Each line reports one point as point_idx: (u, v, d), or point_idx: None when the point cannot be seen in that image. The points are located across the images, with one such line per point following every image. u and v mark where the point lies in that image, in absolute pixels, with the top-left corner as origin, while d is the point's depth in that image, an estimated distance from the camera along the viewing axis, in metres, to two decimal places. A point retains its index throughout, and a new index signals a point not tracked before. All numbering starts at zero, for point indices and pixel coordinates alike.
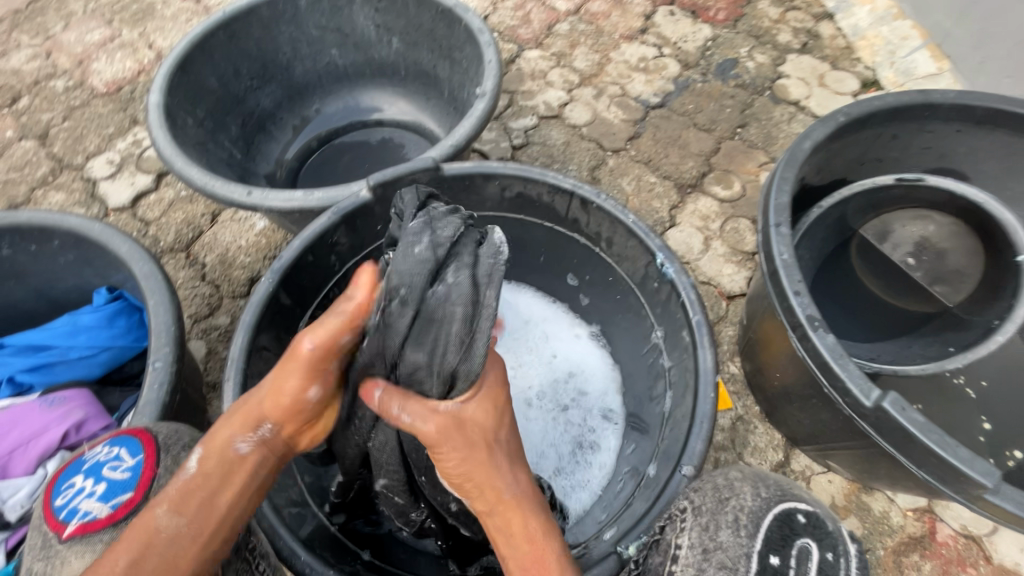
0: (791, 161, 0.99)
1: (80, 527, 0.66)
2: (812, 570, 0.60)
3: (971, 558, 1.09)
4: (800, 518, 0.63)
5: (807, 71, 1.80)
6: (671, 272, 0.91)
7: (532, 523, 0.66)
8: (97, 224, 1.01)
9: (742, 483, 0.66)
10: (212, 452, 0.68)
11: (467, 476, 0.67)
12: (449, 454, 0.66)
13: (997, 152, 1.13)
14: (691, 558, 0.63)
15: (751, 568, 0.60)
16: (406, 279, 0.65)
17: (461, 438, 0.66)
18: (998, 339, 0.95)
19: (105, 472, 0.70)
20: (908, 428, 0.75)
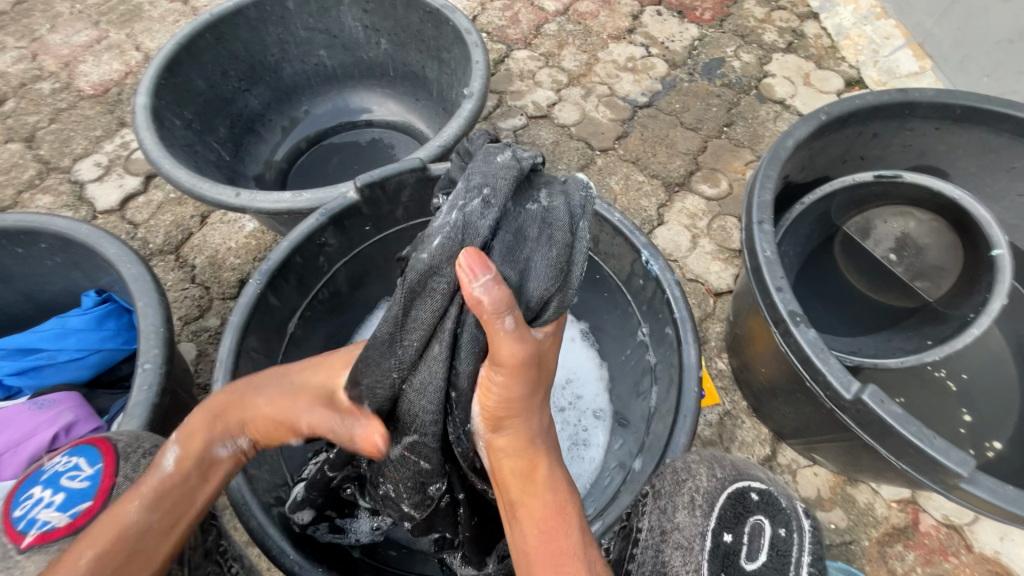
0: (774, 160, 1.01)
1: (39, 537, 0.66)
2: (765, 546, 0.60)
3: (952, 547, 1.11)
4: (752, 496, 0.64)
5: (792, 70, 1.82)
6: (656, 269, 0.93)
7: (559, 473, 0.62)
8: (83, 227, 1.01)
9: (698, 465, 0.69)
10: (192, 461, 0.65)
11: (513, 411, 0.60)
12: (521, 383, 0.57)
13: (975, 149, 1.16)
14: (650, 539, 0.67)
15: (704, 546, 0.62)
16: (493, 180, 0.64)
17: (537, 370, 0.58)
18: (973, 332, 0.97)
19: (62, 481, 0.70)
20: (885, 419, 0.77)
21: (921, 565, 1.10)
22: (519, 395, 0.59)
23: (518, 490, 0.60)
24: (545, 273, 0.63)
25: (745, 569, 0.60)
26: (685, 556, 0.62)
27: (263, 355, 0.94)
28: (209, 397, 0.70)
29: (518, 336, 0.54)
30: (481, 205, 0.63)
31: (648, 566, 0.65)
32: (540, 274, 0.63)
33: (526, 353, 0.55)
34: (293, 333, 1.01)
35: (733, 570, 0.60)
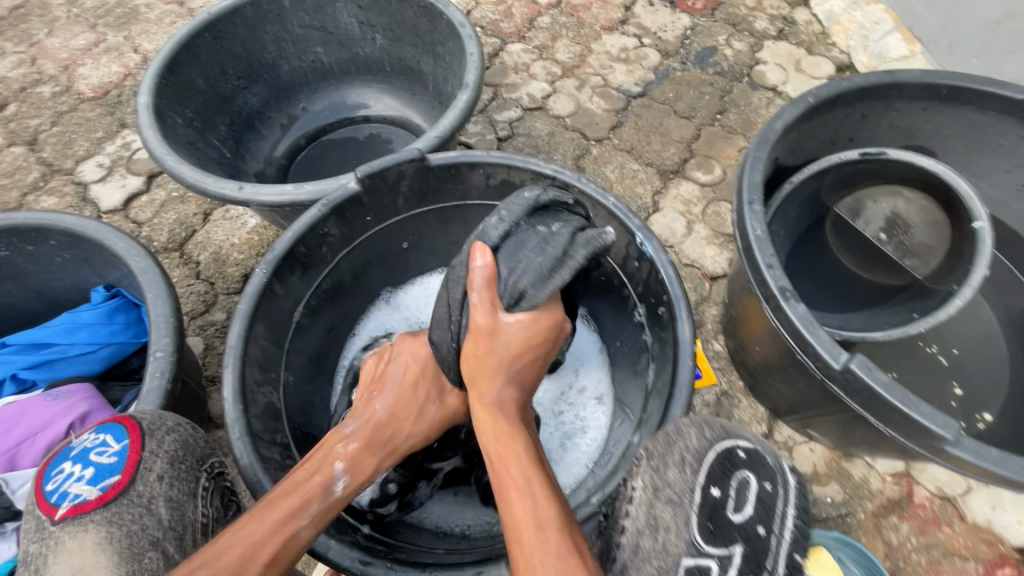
0: (763, 142, 1.03)
1: (72, 509, 0.70)
2: (751, 499, 0.65)
3: (946, 517, 1.14)
4: (740, 454, 0.68)
5: (783, 57, 1.84)
6: (650, 250, 0.95)
7: (505, 424, 0.75)
8: (92, 223, 1.04)
9: (688, 426, 0.71)
10: (358, 479, 0.77)
11: (471, 372, 0.79)
12: (472, 347, 0.78)
13: (962, 129, 1.18)
14: (643, 497, 0.68)
15: (693, 500, 0.65)
16: (510, 205, 0.78)
17: (484, 342, 0.77)
18: (958, 302, 1.01)
19: (92, 457, 0.74)
20: (874, 388, 0.79)
21: (916, 536, 1.13)
22: (479, 359, 0.78)
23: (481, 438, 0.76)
24: (531, 274, 0.76)
25: (732, 520, 0.64)
26: (675, 510, 0.65)
27: (270, 342, 0.97)
28: (360, 425, 0.81)
29: (484, 312, 0.77)
30: (496, 219, 0.77)
31: (641, 521, 0.66)
32: (526, 273, 0.76)
33: (483, 323, 0.77)
34: (299, 321, 1.04)
35: (721, 521, 0.64)
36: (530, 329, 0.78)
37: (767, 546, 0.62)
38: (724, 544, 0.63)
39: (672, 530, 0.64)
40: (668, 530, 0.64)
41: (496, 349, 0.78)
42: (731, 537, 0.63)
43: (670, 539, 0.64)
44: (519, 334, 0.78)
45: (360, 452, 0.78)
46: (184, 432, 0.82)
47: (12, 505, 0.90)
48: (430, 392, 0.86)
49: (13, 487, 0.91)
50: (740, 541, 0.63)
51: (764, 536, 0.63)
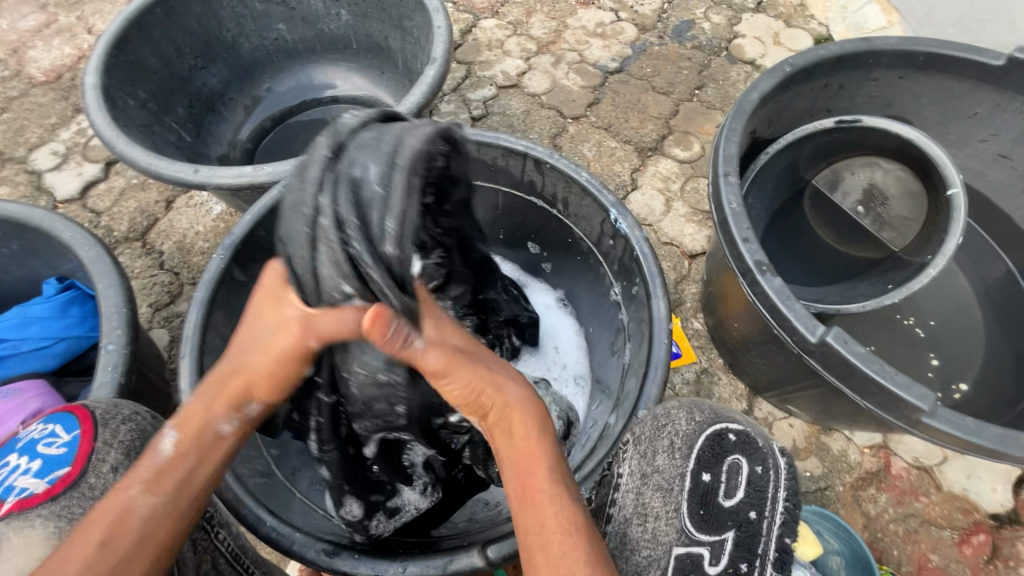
0: (739, 113, 1.00)
1: (17, 504, 0.65)
2: (741, 484, 0.62)
3: (922, 487, 1.15)
4: (730, 437, 0.65)
5: (761, 30, 1.81)
6: (624, 227, 0.92)
7: (532, 424, 0.65)
8: (38, 211, 0.98)
9: (677, 410, 0.68)
10: (189, 434, 0.65)
11: (477, 390, 0.66)
12: (457, 374, 0.65)
13: (939, 97, 1.16)
14: (631, 483, 0.66)
15: (683, 486, 0.63)
16: None
17: (466, 357, 0.66)
18: (930, 273, 1.01)
19: (39, 448, 0.69)
20: (850, 360, 0.78)
21: (893, 506, 1.14)
22: (468, 374, 0.65)
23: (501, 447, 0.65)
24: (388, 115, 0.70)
25: (723, 506, 0.62)
26: (665, 497, 0.64)
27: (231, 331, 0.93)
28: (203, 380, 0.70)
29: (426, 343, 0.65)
30: None
31: (628, 509, 0.65)
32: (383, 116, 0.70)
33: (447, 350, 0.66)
34: None
35: (711, 507, 0.62)
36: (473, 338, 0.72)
37: (759, 531, 0.60)
38: (715, 531, 0.61)
39: (662, 518, 0.63)
40: (657, 517, 0.63)
41: (468, 357, 0.67)
42: (722, 522, 0.61)
43: (660, 526, 0.63)
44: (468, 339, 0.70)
45: (189, 405, 0.68)
46: (143, 420, 0.77)
47: None
48: (264, 314, 0.68)
49: None
50: (731, 528, 0.60)
51: (755, 521, 0.60)
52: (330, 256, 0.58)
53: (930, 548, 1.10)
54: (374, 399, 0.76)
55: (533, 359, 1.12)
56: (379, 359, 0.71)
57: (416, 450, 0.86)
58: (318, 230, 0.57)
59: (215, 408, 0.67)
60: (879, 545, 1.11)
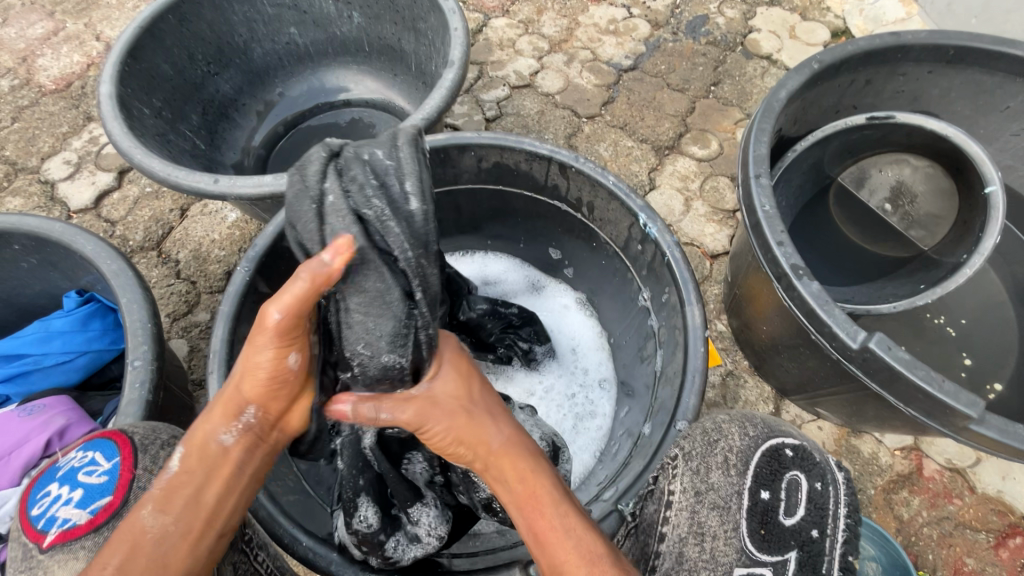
0: (768, 113, 0.98)
1: (60, 535, 0.64)
2: (801, 501, 0.62)
3: (956, 490, 1.13)
4: (787, 452, 0.66)
5: (777, 24, 1.78)
6: (654, 232, 0.90)
7: (522, 465, 0.64)
8: (59, 225, 0.97)
9: (730, 424, 0.68)
10: (194, 447, 0.64)
11: (457, 444, 0.65)
12: (433, 432, 0.64)
13: (969, 91, 1.14)
14: (684, 501, 0.65)
15: (741, 504, 0.64)
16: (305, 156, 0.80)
17: (438, 412, 0.65)
18: (964, 271, 0.98)
19: (80, 477, 0.68)
20: (894, 366, 0.76)
21: (927, 509, 1.12)
22: (445, 425, 0.64)
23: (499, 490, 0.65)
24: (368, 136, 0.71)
25: (784, 525, 0.62)
26: (722, 516, 0.63)
27: None
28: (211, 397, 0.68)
29: (391, 412, 0.65)
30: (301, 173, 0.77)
31: (683, 528, 0.64)
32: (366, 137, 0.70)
33: (419, 409, 0.65)
34: None
35: (772, 526, 0.62)
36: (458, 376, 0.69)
37: (823, 550, 0.59)
38: (778, 550, 0.61)
39: (720, 538, 0.62)
40: (715, 537, 0.63)
41: (447, 406, 0.65)
42: (783, 542, 0.61)
43: (718, 546, 0.62)
44: (447, 380, 0.68)
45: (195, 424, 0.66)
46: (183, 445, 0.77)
47: None
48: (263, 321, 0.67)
49: None
50: (794, 547, 0.60)
51: (818, 540, 0.60)
52: (341, 225, 0.58)
53: (966, 552, 1.08)
54: (377, 382, 0.67)
55: (556, 368, 1.12)
56: (385, 339, 0.63)
57: (416, 466, 0.82)
58: (335, 199, 0.59)
59: (216, 418, 0.64)
60: (913, 550, 1.09)
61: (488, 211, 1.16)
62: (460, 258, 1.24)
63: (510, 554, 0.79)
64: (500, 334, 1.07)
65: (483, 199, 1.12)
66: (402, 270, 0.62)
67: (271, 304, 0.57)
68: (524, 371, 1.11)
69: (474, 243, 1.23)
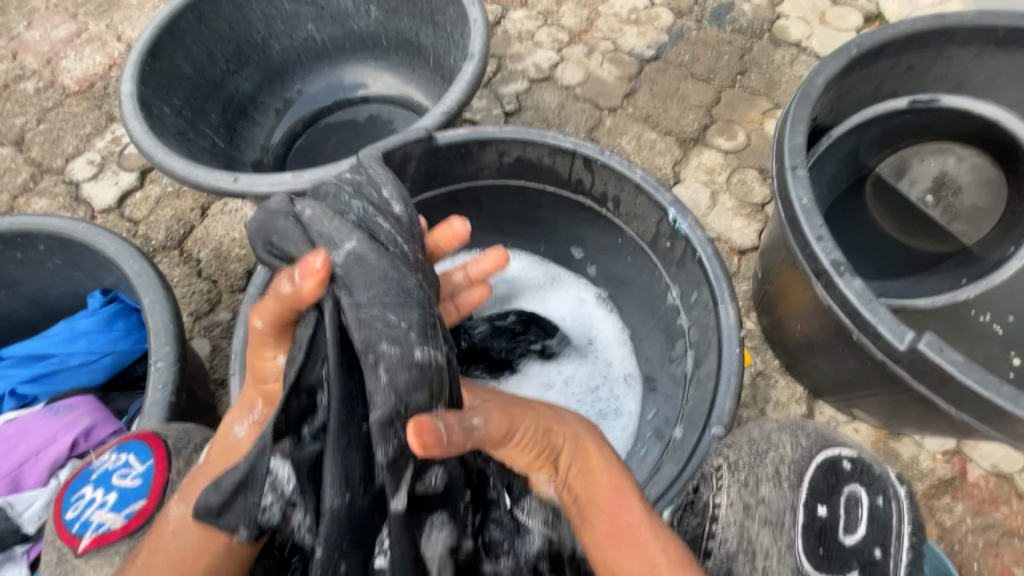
0: (804, 101, 0.94)
1: (96, 540, 0.64)
2: (863, 518, 0.60)
3: (1003, 496, 1.07)
4: (845, 465, 0.63)
5: (806, 9, 1.71)
6: (685, 228, 0.87)
7: (605, 449, 0.64)
8: (81, 225, 0.97)
9: (781, 434, 0.66)
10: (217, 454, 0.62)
11: (546, 440, 0.60)
12: (524, 430, 0.57)
13: (1022, 75, 1.05)
14: (732, 516, 0.62)
15: (796, 521, 0.60)
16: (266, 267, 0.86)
17: (520, 407, 0.59)
18: (1015, 264, 1.07)
19: (114, 480, 0.67)
20: (944, 368, 0.72)
21: (972, 516, 1.06)
22: (533, 419, 0.59)
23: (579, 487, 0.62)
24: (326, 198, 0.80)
25: (845, 543, 0.59)
26: (775, 533, 0.60)
27: None
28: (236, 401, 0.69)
29: (483, 414, 0.55)
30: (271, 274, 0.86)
31: (732, 544, 0.61)
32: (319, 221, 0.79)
33: (504, 408, 0.57)
34: None
35: (832, 545, 0.59)
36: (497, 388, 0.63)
37: (885, 572, 0.57)
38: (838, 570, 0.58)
39: (773, 556, 0.59)
40: (768, 555, 0.59)
41: (520, 402, 0.61)
42: (844, 561, 0.58)
43: (772, 565, 0.58)
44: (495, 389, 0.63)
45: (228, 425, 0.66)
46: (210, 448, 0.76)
47: (19, 527, 0.84)
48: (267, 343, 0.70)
49: (19, 509, 0.84)
50: (855, 567, 0.58)
51: (880, 560, 0.58)
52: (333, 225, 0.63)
53: (1014, 561, 1.03)
54: (411, 390, 0.53)
55: (576, 358, 1.10)
56: (413, 331, 0.57)
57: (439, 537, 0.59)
58: (318, 212, 0.65)
59: (234, 416, 0.64)
60: (957, 558, 1.04)
61: (511, 207, 1.12)
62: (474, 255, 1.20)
63: None
64: (510, 346, 1.08)
65: (505, 195, 1.09)
66: (405, 264, 0.64)
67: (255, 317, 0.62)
68: (540, 363, 1.09)
69: (494, 240, 1.20)
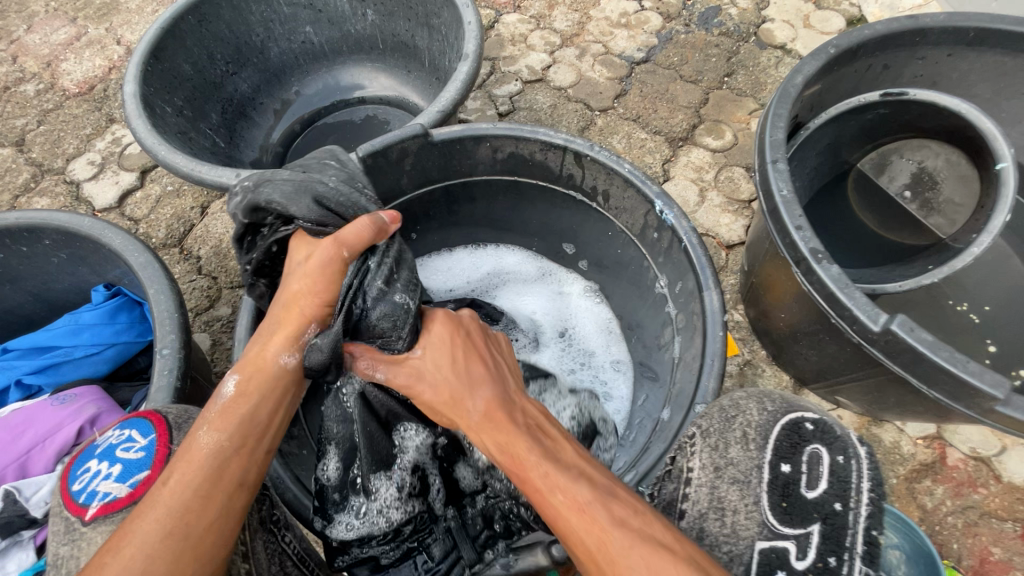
0: (784, 98, 0.98)
1: (102, 509, 0.64)
2: (824, 473, 0.62)
3: (981, 479, 1.11)
4: (807, 426, 0.65)
5: (791, 13, 1.77)
6: (671, 218, 0.90)
7: (494, 432, 0.62)
8: (86, 219, 0.99)
9: (748, 400, 0.68)
10: (251, 370, 0.66)
11: (439, 412, 0.67)
12: (420, 398, 0.68)
13: (989, 74, 1.12)
14: (704, 477, 0.65)
15: (762, 478, 0.63)
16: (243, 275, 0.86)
17: (420, 382, 0.68)
18: (975, 250, 0.94)
19: (118, 453, 0.67)
20: (917, 348, 0.76)
21: (951, 498, 1.10)
22: (429, 397, 0.67)
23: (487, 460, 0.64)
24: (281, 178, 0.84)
25: (806, 497, 0.62)
26: (742, 490, 0.63)
27: None
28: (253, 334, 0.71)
29: (384, 369, 0.70)
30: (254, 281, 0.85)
31: (703, 504, 0.64)
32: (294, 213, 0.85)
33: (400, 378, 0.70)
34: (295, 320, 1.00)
35: (794, 499, 0.62)
36: (440, 348, 0.70)
37: (846, 523, 0.59)
38: (800, 524, 0.60)
39: (741, 512, 0.62)
40: (736, 511, 0.63)
41: (430, 378, 0.68)
42: (806, 515, 0.61)
43: (740, 520, 0.62)
44: (435, 350, 0.70)
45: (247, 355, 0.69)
46: None
47: (26, 512, 0.84)
48: (290, 275, 0.72)
49: (27, 494, 0.86)
50: (817, 520, 0.60)
51: (841, 513, 0.60)
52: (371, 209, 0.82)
53: (992, 541, 1.07)
54: (381, 320, 0.73)
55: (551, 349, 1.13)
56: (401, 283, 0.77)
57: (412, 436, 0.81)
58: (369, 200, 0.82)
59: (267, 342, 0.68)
60: (938, 539, 1.07)
61: (504, 204, 1.16)
62: (473, 251, 1.24)
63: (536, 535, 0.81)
64: None
65: (499, 190, 1.13)
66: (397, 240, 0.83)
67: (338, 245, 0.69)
68: None
69: (488, 237, 1.23)
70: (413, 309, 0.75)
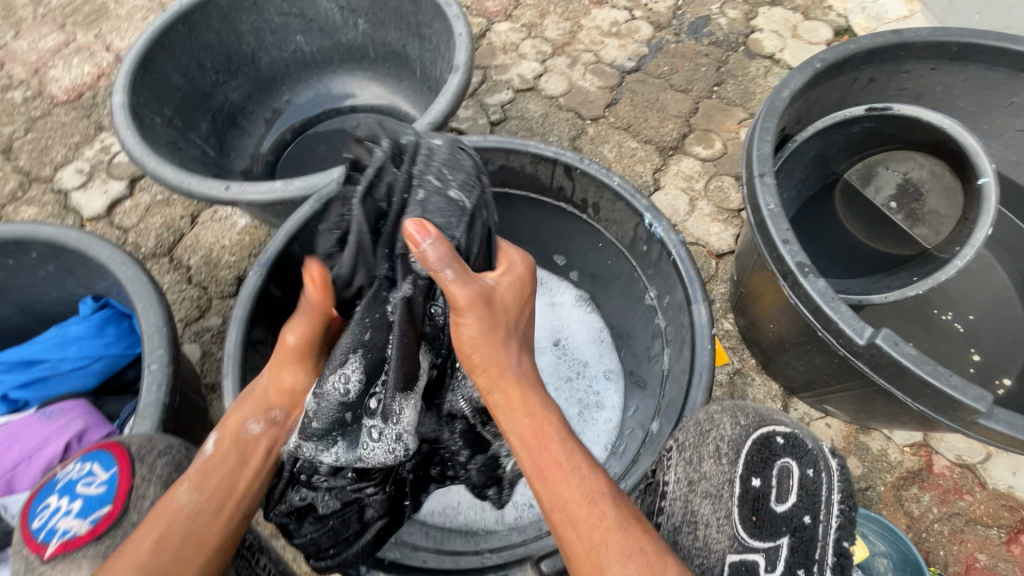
0: (771, 112, 0.99)
1: (61, 546, 0.64)
2: (793, 487, 0.63)
3: (967, 486, 1.13)
4: (778, 440, 0.67)
5: (779, 24, 1.79)
6: (660, 231, 0.91)
7: (535, 399, 0.63)
8: (73, 232, 0.98)
9: (722, 415, 0.70)
10: (228, 434, 0.71)
11: (479, 352, 0.63)
12: (471, 324, 0.62)
13: (970, 88, 1.14)
14: (679, 491, 0.68)
15: (733, 492, 0.65)
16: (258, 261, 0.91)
17: (486, 312, 0.63)
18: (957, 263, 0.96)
19: (78, 488, 0.68)
20: (901, 361, 0.77)
21: (937, 505, 1.12)
22: (478, 330, 0.62)
23: (504, 415, 0.63)
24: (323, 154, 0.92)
25: (776, 511, 0.63)
26: (714, 504, 0.65)
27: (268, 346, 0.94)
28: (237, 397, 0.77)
29: (455, 271, 0.60)
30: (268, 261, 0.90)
31: (677, 517, 0.67)
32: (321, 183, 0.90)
33: (477, 295, 0.62)
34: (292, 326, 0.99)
35: (763, 513, 0.63)
36: (511, 291, 0.68)
37: (815, 536, 0.60)
38: (770, 537, 0.62)
39: (712, 526, 0.64)
40: (708, 524, 0.64)
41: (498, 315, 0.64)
42: (776, 528, 0.63)
43: (711, 534, 0.64)
44: (506, 293, 0.67)
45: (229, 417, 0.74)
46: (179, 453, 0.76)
47: None
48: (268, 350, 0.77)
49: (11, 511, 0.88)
50: (785, 534, 0.62)
51: (810, 525, 0.61)
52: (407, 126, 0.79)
53: (977, 548, 1.08)
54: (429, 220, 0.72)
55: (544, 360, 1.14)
56: (457, 182, 0.75)
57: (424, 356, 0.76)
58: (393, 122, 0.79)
59: (246, 411, 0.72)
60: (924, 546, 1.09)
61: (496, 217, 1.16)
62: None
63: (523, 551, 0.81)
64: None
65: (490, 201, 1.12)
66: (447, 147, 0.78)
67: (289, 331, 0.71)
68: None
69: None
70: (467, 207, 0.75)
